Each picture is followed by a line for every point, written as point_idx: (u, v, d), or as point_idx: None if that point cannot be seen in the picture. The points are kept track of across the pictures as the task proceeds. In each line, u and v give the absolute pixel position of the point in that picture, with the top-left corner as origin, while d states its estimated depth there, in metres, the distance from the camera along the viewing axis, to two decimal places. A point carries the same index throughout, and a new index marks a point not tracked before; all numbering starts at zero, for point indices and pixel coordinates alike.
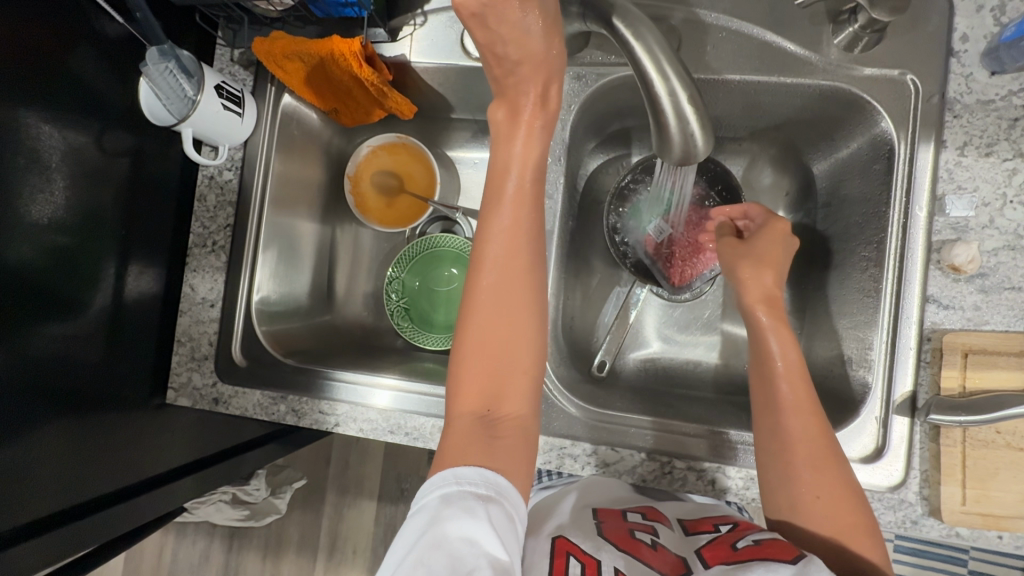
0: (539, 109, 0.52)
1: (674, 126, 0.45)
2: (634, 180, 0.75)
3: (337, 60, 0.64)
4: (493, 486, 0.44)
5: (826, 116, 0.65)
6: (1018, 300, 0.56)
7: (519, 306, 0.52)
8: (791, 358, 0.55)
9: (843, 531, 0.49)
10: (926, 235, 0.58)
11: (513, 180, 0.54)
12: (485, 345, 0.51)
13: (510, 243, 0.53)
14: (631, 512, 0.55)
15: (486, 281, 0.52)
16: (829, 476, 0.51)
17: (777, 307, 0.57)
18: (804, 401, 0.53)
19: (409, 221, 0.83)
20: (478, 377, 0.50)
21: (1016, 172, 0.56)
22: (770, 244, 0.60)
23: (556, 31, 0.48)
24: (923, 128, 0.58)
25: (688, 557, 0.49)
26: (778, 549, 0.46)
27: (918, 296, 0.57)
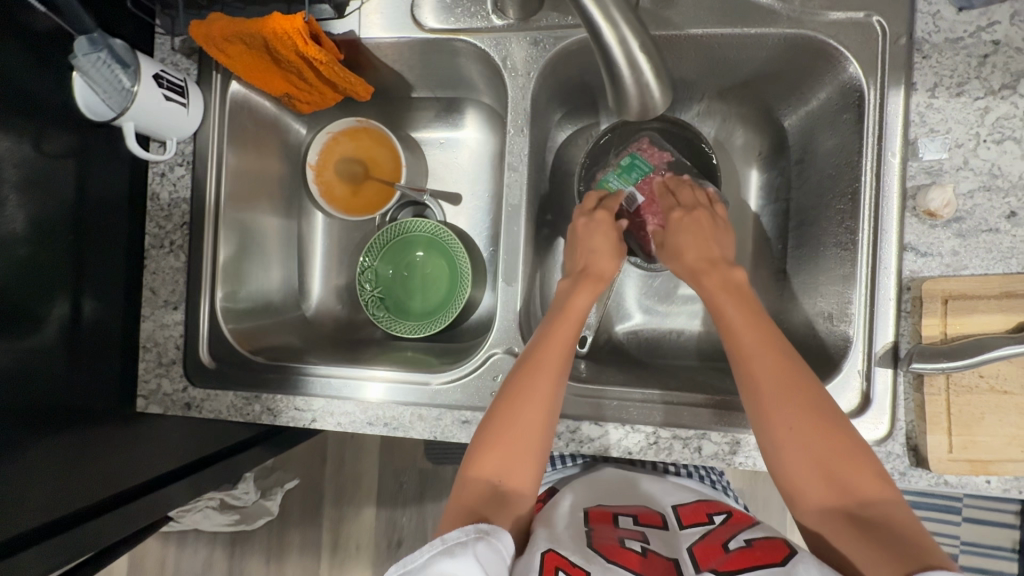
0: (594, 282, 0.63)
1: (628, 77, 0.43)
2: (601, 155, 0.74)
3: (281, 40, 0.60)
4: (473, 530, 0.49)
5: (793, 68, 0.63)
6: (996, 242, 0.54)
7: (549, 403, 0.56)
8: (747, 311, 0.56)
9: (843, 474, 0.48)
10: (900, 181, 0.56)
11: (564, 314, 0.61)
12: (506, 427, 0.55)
13: (552, 351, 0.58)
14: (622, 517, 0.57)
15: (527, 375, 0.56)
16: (815, 416, 0.50)
17: (715, 271, 0.59)
18: (766, 339, 0.54)
19: (377, 208, 0.80)
20: (495, 452, 0.54)
21: (988, 111, 0.55)
22: (679, 230, 0.64)
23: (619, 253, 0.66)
24: (893, 72, 0.57)
25: (680, 557, 0.49)
26: (768, 551, 0.47)
27: (896, 245, 0.56)
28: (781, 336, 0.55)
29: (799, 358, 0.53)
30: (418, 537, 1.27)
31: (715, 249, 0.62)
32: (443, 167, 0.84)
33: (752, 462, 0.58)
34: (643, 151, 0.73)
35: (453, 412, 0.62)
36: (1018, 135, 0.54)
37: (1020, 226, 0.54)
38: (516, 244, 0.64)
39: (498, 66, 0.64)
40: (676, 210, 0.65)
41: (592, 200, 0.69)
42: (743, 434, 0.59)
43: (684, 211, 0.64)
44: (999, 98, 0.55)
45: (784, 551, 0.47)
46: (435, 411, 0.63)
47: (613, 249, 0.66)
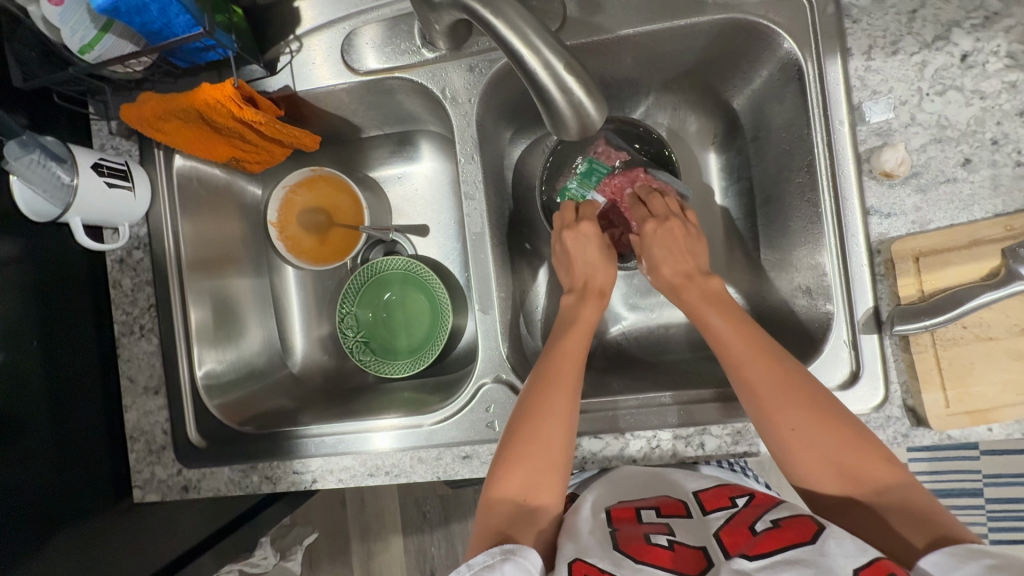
0: (597, 297, 0.64)
1: (563, 104, 0.43)
2: (557, 165, 0.74)
3: (213, 109, 0.59)
4: (498, 552, 0.48)
5: (730, 51, 0.63)
6: (956, 192, 0.55)
7: (565, 424, 0.55)
8: (732, 322, 0.56)
9: (857, 468, 0.48)
10: (852, 147, 0.56)
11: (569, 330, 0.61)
12: (524, 453, 0.54)
13: (562, 369, 0.57)
14: (645, 511, 0.53)
15: (541, 389, 0.56)
16: (823, 411, 0.50)
17: (692, 284, 0.60)
18: (754, 346, 0.53)
19: (346, 253, 0.80)
20: (518, 469, 0.53)
21: (926, 64, 0.55)
22: (654, 244, 0.63)
23: (610, 262, 0.66)
24: (827, 42, 0.57)
25: (708, 545, 0.48)
26: (797, 531, 0.45)
27: (859, 210, 0.56)
28: (770, 339, 0.54)
29: (791, 359, 0.53)
30: (450, 565, 1.25)
31: (691, 260, 0.62)
32: (405, 201, 0.84)
33: (757, 450, 0.58)
34: (599, 154, 0.74)
35: (452, 449, 0.61)
36: (959, 83, 0.55)
37: (976, 172, 0.54)
38: (486, 271, 0.63)
39: (439, 97, 0.64)
40: (649, 221, 0.64)
41: (572, 213, 0.68)
42: (743, 424, 0.58)
43: (658, 224, 0.64)
44: (934, 50, 0.55)
45: (813, 527, 0.46)
46: (434, 451, 0.62)
47: (608, 259, 0.66)
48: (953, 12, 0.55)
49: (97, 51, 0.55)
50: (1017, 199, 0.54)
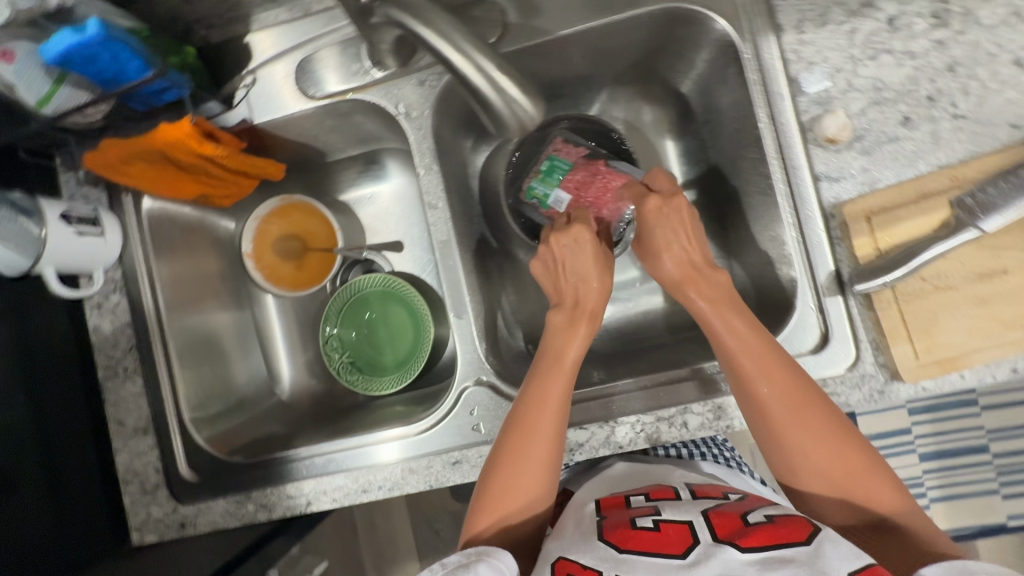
0: (588, 320, 0.61)
1: (497, 101, 0.45)
2: (519, 168, 0.76)
3: (175, 147, 0.61)
4: (467, 556, 0.49)
5: (670, 39, 0.65)
6: (900, 150, 0.56)
7: (547, 466, 0.55)
8: (751, 339, 0.53)
9: (858, 490, 0.50)
10: (795, 118, 0.58)
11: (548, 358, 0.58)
12: (522, 472, 0.54)
13: (540, 406, 0.55)
14: (634, 497, 0.58)
15: (520, 432, 0.55)
16: (834, 435, 0.51)
17: (696, 278, 0.59)
18: (766, 362, 0.52)
19: (324, 275, 0.81)
20: (499, 514, 0.54)
21: (856, 31, 0.57)
22: (659, 225, 0.61)
23: (606, 272, 0.63)
24: (759, 20, 0.59)
25: (696, 519, 0.50)
26: (791, 530, 0.46)
27: (810, 178, 0.57)
28: (784, 354, 0.53)
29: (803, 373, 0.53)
30: None
31: (694, 251, 0.61)
32: (377, 220, 0.86)
33: (740, 422, 0.58)
34: (559, 151, 0.75)
35: (441, 456, 0.62)
36: (889, 46, 0.57)
37: (916, 129, 0.56)
38: (456, 276, 0.64)
39: (394, 113, 0.65)
40: (653, 198, 0.62)
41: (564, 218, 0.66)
42: (722, 399, 0.59)
43: (663, 198, 0.62)
44: (862, 17, 0.57)
45: (809, 528, 0.46)
46: (424, 460, 0.62)
47: (601, 271, 0.63)
48: None
49: (54, 103, 0.56)
50: (959, 150, 0.55)
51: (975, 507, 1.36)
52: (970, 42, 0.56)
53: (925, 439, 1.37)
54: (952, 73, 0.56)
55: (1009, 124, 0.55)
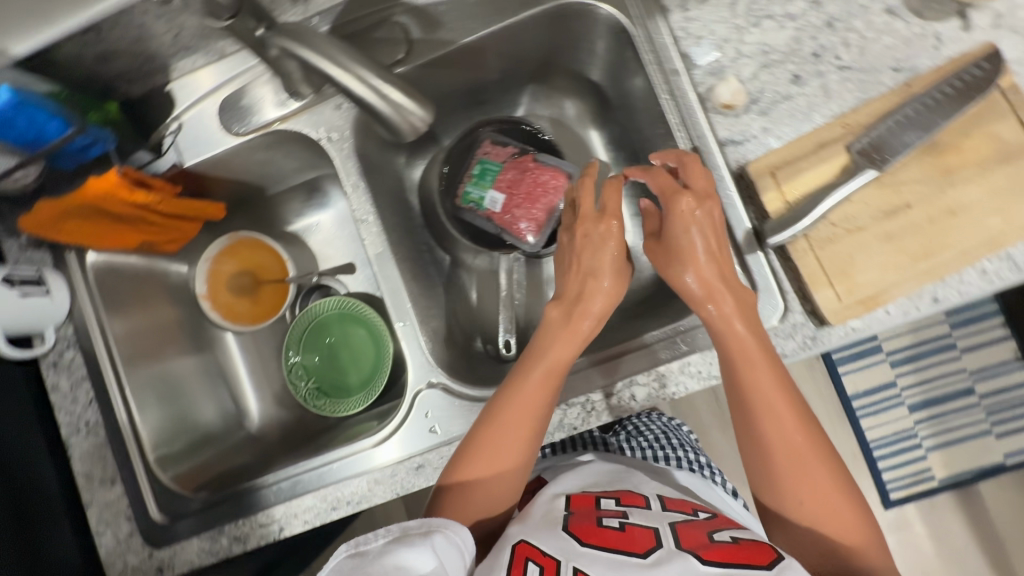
0: (587, 321, 0.59)
1: (385, 109, 0.47)
2: (452, 175, 0.79)
3: (106, 200, 0.62)
4: (423, 524, 0.49)
5: (571, 34, 0.68)
6: (794, 107, 0.59)
7: (516, 470, 0.57)
8: (766, 371, 0.52)
9: (844, 544, 0.52)
10: (693, 90, 0.60)
11: (541, 366, 0.57)
12: (496, 462, 0.56)
13: (519, 413, 0.56)
14: (605, 500, 0.58)
15: (500, 435, 0.56)
16: (828, 479, 0.52)
17: (717, 293, 0.54)
18: (779, 403, 0.52)
19: (279, 307, 0.83)
20: (467, 510, 0.56)
21: (737, 2, 0.60)
22: (688, 227, 0.56)
23: (623, 274, 0.60)
24: (645, 4, 0.61)
25: (661, 528, 0.52)
26: (754, 553, 0.49)
27: (716, 145, 0.60)
28: (800, 398, 0.53)
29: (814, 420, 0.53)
30: None
31: (720, 253, 0.56)
32: (327, 246, 0.88)
33: (684, 387, 0.60)
34: (489, 153, 0.77)
35: (404, 463, 0.63)
36: (769, 12, 0.60)
37: (806, 85, 0.59)
38: (396, 285, 0.65)
39: (317, 138, 0.67)
40: (690, 198, 0.56)
41: (590, 203, 0.62)
42: (665, 367, 0.60)
43: (695, 197, 0.57)
44: None
45: (772, 554, 0.48)
46: (388, 470, 0.63)
47: (616, 273, 0.60)
48: None
49: None
50: (849, 100, 0.58)
51: (970, 449, 1.37)
52: None
53: (910, 389, 1.39)
54: (831, 29, 0.59)
55: (891, 68, 0.58)
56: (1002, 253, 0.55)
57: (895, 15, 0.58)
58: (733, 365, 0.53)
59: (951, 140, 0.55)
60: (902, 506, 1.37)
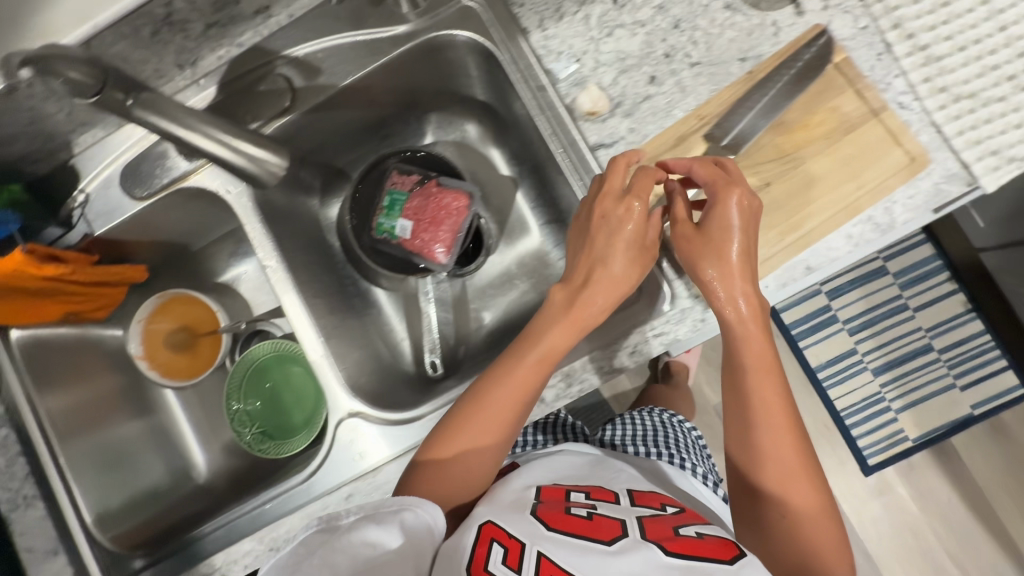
0: (587, 306, 0.56)
1: (239, 159, 0.55)
2: (364, 209, 0.81)
3: (16, 279, 0.65)
4: (398, 503, 0.51)
5: (446, 63, 0.71)
6: (655, 105, 0.62)
7: (493, 456, 0.58)
8: (773, 384, 0.55)
9: (817, 563, 0.52)
10: (561, 101, 0.64)
11: (537, 356, 0.57)
12: (478, 446, 0.56)
13: (507, 403, 0.56)
14: (575, 493, 0.59)
15: (484, 420, 0.56)
16: (810, 492, 0.54)
17: (732, 283, 0.54)
18: (783, 413, 0.55)
19: (216, 357, 0.85)
20: (441, 488, 0.56)
21: (589, 16, 0.64)
22: (728, 221, 0.53)
23: (643, 260, 0.57)
24: (506, 26, 0.65)
25: (628, 520, 0.53)
26: (715, 547, 0.50)
27: (589, 149, 0.63)
28: (799, 418, 0.56)
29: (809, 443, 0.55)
30: None
31: (744, 243, 0.54)
32: (258, 292, 0.91)
33: (589, 382, 0.62)
34: (396, 183, 0.79)
35: (333, 494, 0.64)
36: (621, 21, 0.63)
37: (663, 84, 0.62)
38: (305, 323, 0.67)
39: (218, 191, 0.70)
40: (735, 191, 0.53)
41: (619, 179, 0.57)
42: (568, 366, 0.62)
43: (743, 191, 0.54)
44: (591, 3, 0.64)
45: (733, 550, 0.50)
46: (319, 504, 0.64)
47: (629, 260, 0.56)
48: None
49: None
50: (704, 92, 0.61)
51: (938, 405, 1.38)
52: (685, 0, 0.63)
53: (871, 354, 1.41)
54: (678, 30, 0.62)
55: (738, 59, 0.61)
56: (863, 216, 0.57)
57: (734, 10, 0.62)
58: (742, 373, 0.56)
59: (797, 117, 0.59)
60: (881, 471, 1.38)
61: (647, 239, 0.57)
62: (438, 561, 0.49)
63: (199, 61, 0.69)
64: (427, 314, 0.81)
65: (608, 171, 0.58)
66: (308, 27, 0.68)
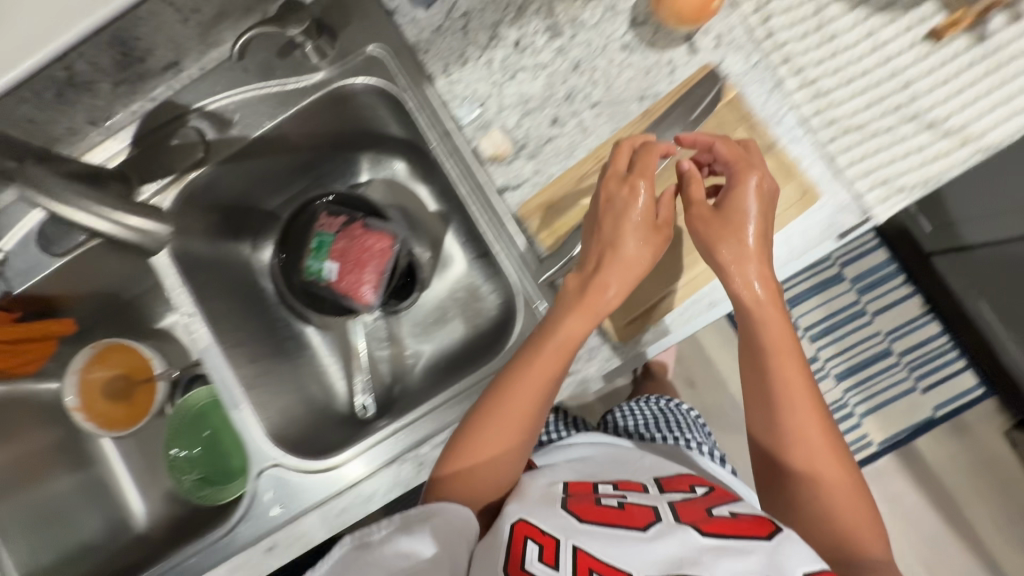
0: (599, 293, 0.54)
1: (125, 232, 0.58)
2: (293, 252, 0.81)
3: None
4: (423, 510, 0.51)
5: (361, 109, 0.72)
6: (558, 146, 0.63)
7: (517, 452, 0.57)
8: (795, 367, 0.55)
9: (854, 540, 0.52)
10: (467, 145, 0.64)
11: (555, 347, 0.55)
12: (501, 443, 0.56)
13: (527, 395, 0.56)
14: (602, 484, 0.57)
15: (507, 417, 0.56)
16: (836, 472, 0.54)
17: (747, 267, 0.53)
18: (808, 393, 0.55)
19: (153, 405, 0.86)
20: (468, 485, 0.55)
21: (492, 61, 0.65)
22: (745, 203, 0.53)
23: (656, 241, 0.54)
24: (411, 71, 0.65)
25: (660, 506, 0.51)
26: (751, 524, 0.48)
27: (496, 192, 0.64)
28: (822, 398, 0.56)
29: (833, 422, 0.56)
30: None
31: (760, 226, 0.54)
32: None
33: None
34: (324, 226, 0.80)
35: (255, 546, 0.64)
36: (522, 64, 0.64)
37: (565, 125, 0.63)
38: (225, 378, 0.67)
39: None
40: (749, 176, 0.53)
41: (625, 162, 0.56)
42: None
43: (761, 175, 0.54)
44: (493, 47, 0.65)
45: (770, 525, 0.47)
46: (243, 555, 0.64)
47: (643, 240, 0.54)
48: (493, 14, 0.65)
49: None
50: (604, 133, 0.63)
51: (902, 408, 1.38)
52: (583, 42, 0.64)
53: (832, 360, 1.42)
54: (578, 71, 0.64)
55: (636, 98, 0.62)
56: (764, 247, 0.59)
57: (631, 50, 0.63)
58: (761, 359, 0.56)
59: (692, 156, 0.61)
60: None
61: (658, 219, 0.55)
62: (476, 561, 0.49)
63: (112, 117, 0.69)
64: (360, 353, 0.83)
65: (615, 155, 0.57)
66: (219, 80, 0.68)
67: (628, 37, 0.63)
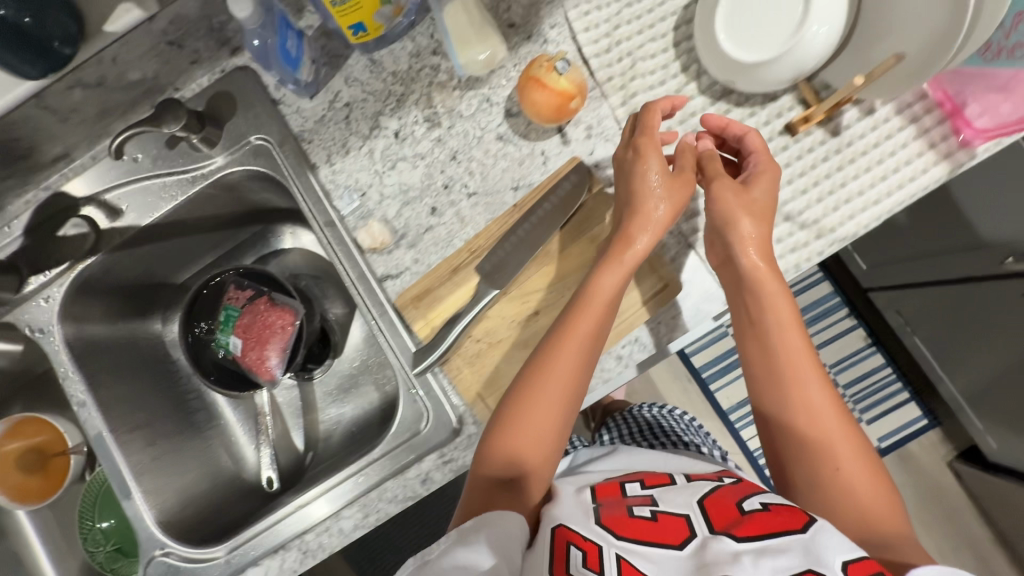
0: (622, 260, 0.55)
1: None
2: (203, 325, 0.81)
3: None
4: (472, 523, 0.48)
5: (255, 189, 0.73)
6: (437, 235, 0.64)
7: (554, 422, 0.55)
8: (797, 336, 0.54)
9: (877, 517, 0.49)
10: (348, 234, 0.65)
11: (585, 315, 0.54)
12: (535, 415, 0.54)
13: (559, 363, 0.54)
14: (629, 484, 0.54)
15: (537, 388, 0.54)
16: (853, 445, 0.51)
17: (756, 239, 0.54)
18: (813, 363, 0.54)
19: (67, 475, 0.85)
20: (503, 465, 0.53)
21: (373, 151, 0.66)
22: (758, 183, 0.56)
23: (679, 204, 0.56)
24: (295, 160, 0.67)
25: (691, 510, 0.48)
26: (789, 515, 0.45)
27: (376, 281, 0.65)
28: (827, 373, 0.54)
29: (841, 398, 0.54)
30: None
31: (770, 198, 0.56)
32: None
33: (385, 510, 0.63)
34: (231, 298, 0.80)
35: None
36: (402, 153, 0.66)
37: (443, 215, 0.65)
38: (115, 466, 0.69)
39: (28, 330, 0.69)
40: (762, 160, 0.57)
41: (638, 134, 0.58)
42: (364, 497, 0.63)
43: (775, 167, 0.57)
44: (374, 137, 0.66)
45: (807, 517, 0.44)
46: None
47: (671, 202, 0.56)
48: (374, 105, 0.66)
49: None
50: (480, 222, 0.64)
51: None
52: (460, 132, 0.65)
53: None
54: (455, 161, 0.65)
55: (511, 187, 0.64)
56: (631, 337, 0.60)
57: (506, 140, 0.64)
58: (766, 328, 0.55)
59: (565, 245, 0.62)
60: None
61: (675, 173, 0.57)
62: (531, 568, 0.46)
63: (7, 208, 0.71)
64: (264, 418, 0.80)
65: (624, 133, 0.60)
66: (109, 170, 0.70)
67: (503, 128, 0.65)
